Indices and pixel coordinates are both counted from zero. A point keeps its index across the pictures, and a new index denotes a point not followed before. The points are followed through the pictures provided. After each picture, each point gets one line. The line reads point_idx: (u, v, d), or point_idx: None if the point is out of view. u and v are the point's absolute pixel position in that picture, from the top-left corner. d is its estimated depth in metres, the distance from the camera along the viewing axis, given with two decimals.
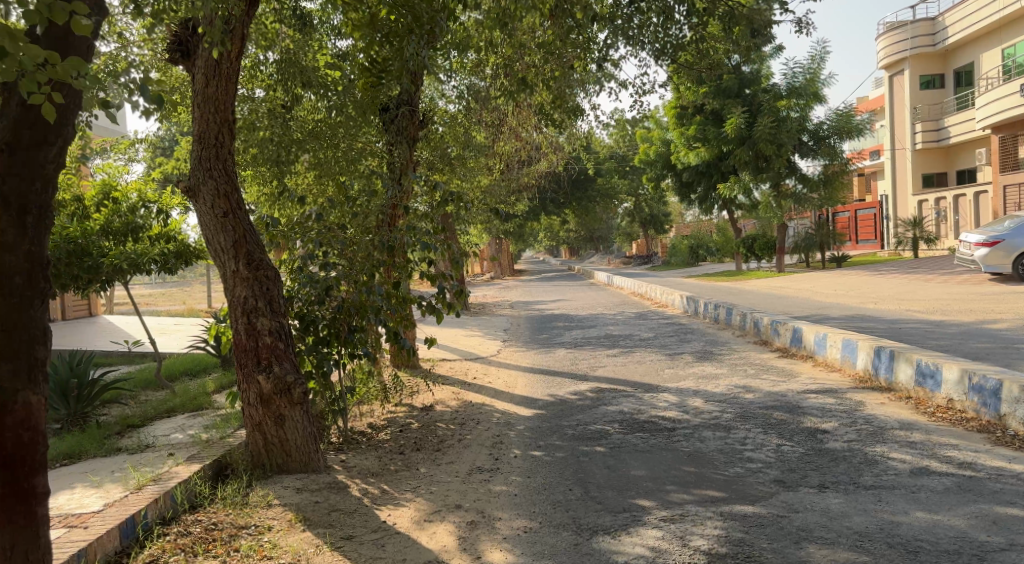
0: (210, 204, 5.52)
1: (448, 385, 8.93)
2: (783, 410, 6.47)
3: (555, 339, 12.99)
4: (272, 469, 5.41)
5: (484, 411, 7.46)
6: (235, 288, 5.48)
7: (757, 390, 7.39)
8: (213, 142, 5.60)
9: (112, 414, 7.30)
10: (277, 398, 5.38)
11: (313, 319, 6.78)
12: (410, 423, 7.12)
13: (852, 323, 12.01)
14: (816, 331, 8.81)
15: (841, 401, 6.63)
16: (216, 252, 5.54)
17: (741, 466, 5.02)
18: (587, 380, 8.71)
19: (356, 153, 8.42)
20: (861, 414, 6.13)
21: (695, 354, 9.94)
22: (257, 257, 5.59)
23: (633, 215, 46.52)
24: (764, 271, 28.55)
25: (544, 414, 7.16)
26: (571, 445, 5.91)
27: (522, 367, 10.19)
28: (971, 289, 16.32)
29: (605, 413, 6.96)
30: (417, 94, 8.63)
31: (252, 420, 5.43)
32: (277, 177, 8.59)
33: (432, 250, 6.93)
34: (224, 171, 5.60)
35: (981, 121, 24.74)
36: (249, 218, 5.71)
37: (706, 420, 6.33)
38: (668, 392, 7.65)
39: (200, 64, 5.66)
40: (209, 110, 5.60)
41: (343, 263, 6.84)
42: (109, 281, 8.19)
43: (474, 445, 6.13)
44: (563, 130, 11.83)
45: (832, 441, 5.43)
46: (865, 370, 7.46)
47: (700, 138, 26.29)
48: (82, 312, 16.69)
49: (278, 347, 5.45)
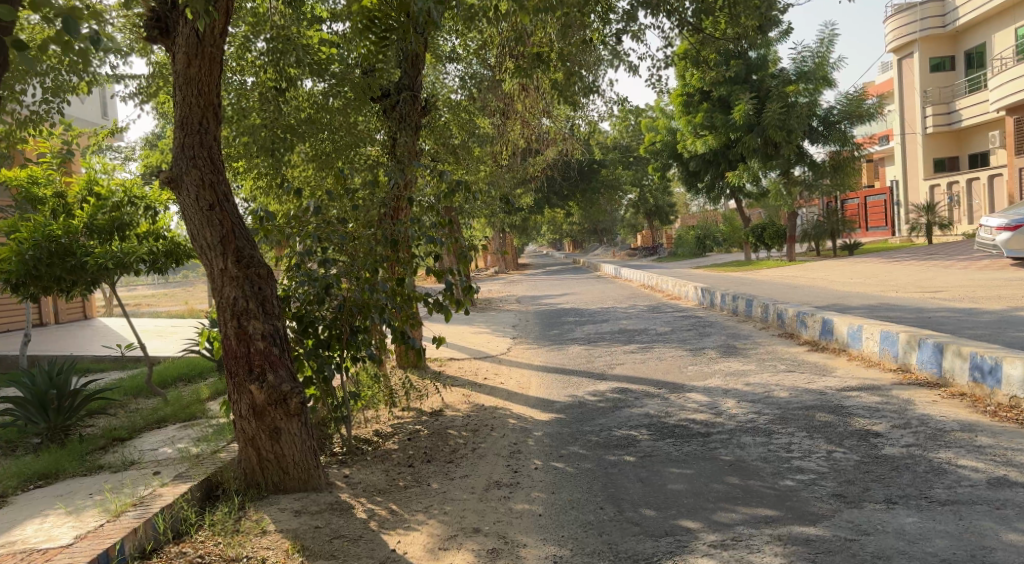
0: (194, 196, 5.01)
1: (459, 387, 8.42)
2: (825, 411, 5.92)
3: (567, 335, 12.43)
4: (269, 488, 4.87)
5: (498, 416, 6.94)
6: (223, 288, 4.96)
7: (791, 389, 6.84)
8: (196, 128, 5.10)
9: (98, 425, 6.79)
10: (272, 409, 4.84)
11: (313, 320, 6.26)
12: (418, 429, 6.62)
13: (879, 312, 11.43)
14: (849, 322, 8.24)
15: (887, 400, 6.08)
16: (202, 249, 5.02)
17: (792, 479, 4.48)
18: (605, 380, 8.18)
19: (356, 138, 7.89)
20: (914, 414, 5.59)
21: (718, 349, 9.40)
22: (247, 254, 5.07)
23: (638, 207, 45.84)
24: (775, 260, 27.94)
25: (563, 419, 6.63)
26: (597, 454, 5.38)
27: (535, 366, 9.65)
28: (993, 275, 15.71)
29: (629, 416, 6.43)
30: (419, 79, 8.39)
31: (245, 435, 4.89)
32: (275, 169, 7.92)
33: (440, 245, 6.47)
34: (210, 159, 5.10)
35: (995, 103, 24.01)
36: (238, 210, 5.20)
37: (742, 424, 5.79)
38: (695, 392, 7.11)
39: (180, 41, 5.12)
40: (191, 92, 5.08)
41: (343, 260, 6.32)
42: (93, 282, 7.66)
43: (490, 455, 5.59)
44: (571, 113, 11.24)
45: (888, 447, 4.89)
46: (908, 365, 6.90)
47: (708, 125, 25.64)
48: (76, 315, 16.20)
49: (272, 353, 4.91)
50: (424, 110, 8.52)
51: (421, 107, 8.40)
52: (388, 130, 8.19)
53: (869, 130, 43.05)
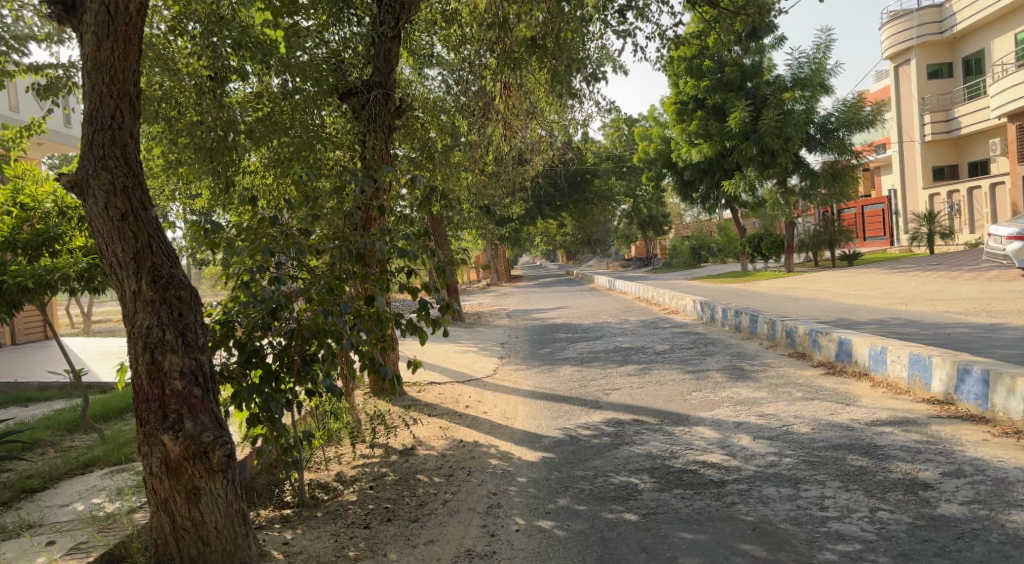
0: (103, 204, 4.12)
1: (436, 417, 7.55)
2: (857, 453, 5.05)
3: (558, 354, 11.53)
4: (184, 563, 3.98)
5: (479, 455, 6.05)
6: (135, 315, 4.08)
7: (813, 422, 5.95)
8: (108, 122, 4.21)
9: (9, 473, 5.85)
10: (189, 465, 3.95)
11: (257, 348, 5.29)
12: (384, 473, 5.71)
13: (894, 328, 10.63)
14: (870, 343, 7.40)
15: (928, 438, 5.21)
16: (112, 268, 4.12)
17: (832, 550, 3.63)
18: (599, 409, 7.29)
19: (315, 139, 7.11)
20: (965, 458, 4.72)
21: (723, 372, 8.54)
22: (166, 273, 4.17)
23: (632, 219, 44.87)
24: (773, 272, 27.16)
25: (551, 460, 5.73)
26: (591, 511, 4.48)
27: (523, 391, 8.75)
28: (1006, 286, 14.92)
29: (626, 457, 5.55)
30: (393, 77, 7.68)
31: (157, 497, 3.99)
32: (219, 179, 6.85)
33: (412, 257, 5.66)
34: (124, 160, 4.21)
35: (996, 110, 23.23)
36: (159, 220, 4.29)
37: (762, 470, 4.91)
38: (703, 425, 6.21)
39: (88, 18, 4.22)
40: (101, 80, 4.19)
41: (298, 278, 5.44)
42: (15, 303, 6.71)
43: (462, 511, 4.70)
44: (560, 114, 10.38)
45: (944, 505, 4.01)
46: (945, 394, 6.06)
47: (703, 133, 24.85)
48: (36, 334, 15.22)
49: (193, 395, 4.03)
50: (397, 110, 7.84)
51: (393, 107, 7.71)
52: (357, 131, 7.51)
53: (871, 138, 42.42)
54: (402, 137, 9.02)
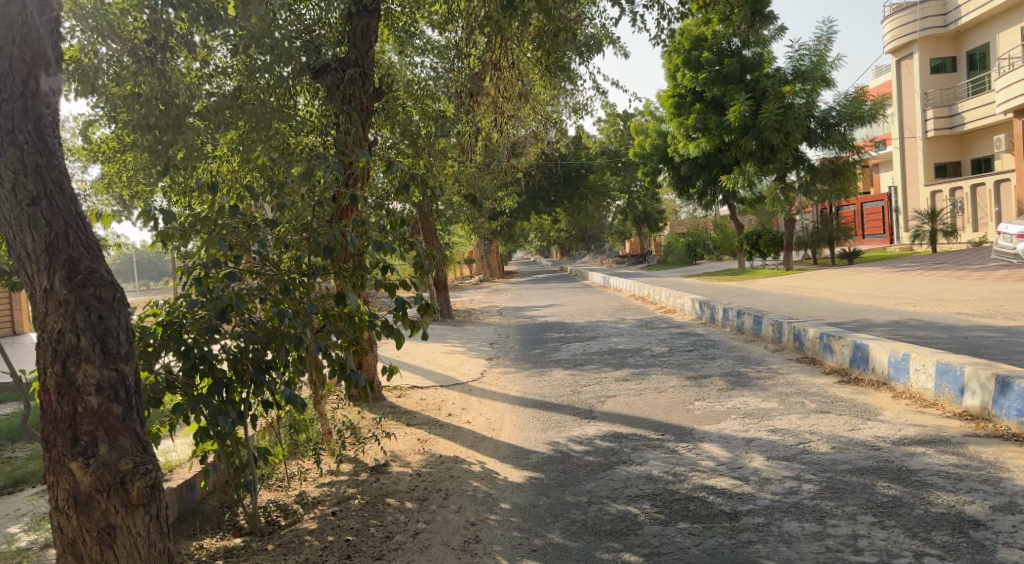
0: (6, 185, 3.33)
1: (415, 428, 6.90)
2: (888, 479, 4.41)
3: (551, 355, 10.88)
4: None
5: (458, 474, 5.39)
6: (45, 318, 3.36)
7: (832, 440, 5.31)
8: (19, 87, 3.43)
9: None
10: (102, 498, 3.30)
11: (205, 354, 4.35)
12: (351, 496, 5.05)
13: (906, 330, 10.01)
14: (891, 349, 6.76)
15: (967, 461, 4.58)
16: (19, 261, 3.37)
17: None
18: (593, 420, 6.63)
19: (280, 119, 6.43)
20: (1015, 488, 4.09)
21: (726, 378, 7.90)
22: (86, 268, 3.43)
23: (627, 215, 44.18)
24: (771, 269, 26.55)
25: (539, 480, 5.09)
26: (584, 549, 3.84)
27: (510, 397, 8.08)
28: (1017, 286, 14.33)
29: (624, 479, 4.91)
30: (370, 54, 7.02)
31: (64, 536, 3.34)
32: (160, 161, 6.17)
33: (390, 250, 4.93)
34: (37, 133, 3.43)
35: (1001, 105, 22.61)
36: (79, 205, 3.52)
37: (779, 498, 4.27)
38: (709, 442, 5.57)
39: None
40: (9, 38, 3.44)
41: (256, 273, 4.69)
42: None
43: (434, 547, 4.06)
44: (553, 98, 9.67)
45: (1003, 550, 3.38)
46: (982, 410, 5.42)
47: (701, 127, 23.97)
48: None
49: (111, 414, 3.34)
50: (375, 92, 7.17)
51: (372, 88, 7.06)
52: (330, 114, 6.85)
53: (873, 133, 41.80)
54: (381, 121, 8.35)
